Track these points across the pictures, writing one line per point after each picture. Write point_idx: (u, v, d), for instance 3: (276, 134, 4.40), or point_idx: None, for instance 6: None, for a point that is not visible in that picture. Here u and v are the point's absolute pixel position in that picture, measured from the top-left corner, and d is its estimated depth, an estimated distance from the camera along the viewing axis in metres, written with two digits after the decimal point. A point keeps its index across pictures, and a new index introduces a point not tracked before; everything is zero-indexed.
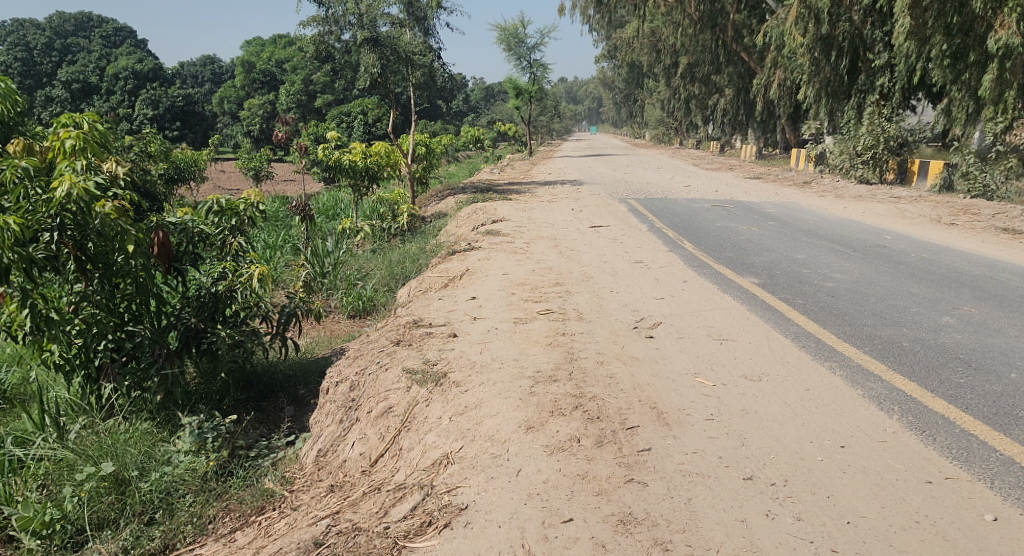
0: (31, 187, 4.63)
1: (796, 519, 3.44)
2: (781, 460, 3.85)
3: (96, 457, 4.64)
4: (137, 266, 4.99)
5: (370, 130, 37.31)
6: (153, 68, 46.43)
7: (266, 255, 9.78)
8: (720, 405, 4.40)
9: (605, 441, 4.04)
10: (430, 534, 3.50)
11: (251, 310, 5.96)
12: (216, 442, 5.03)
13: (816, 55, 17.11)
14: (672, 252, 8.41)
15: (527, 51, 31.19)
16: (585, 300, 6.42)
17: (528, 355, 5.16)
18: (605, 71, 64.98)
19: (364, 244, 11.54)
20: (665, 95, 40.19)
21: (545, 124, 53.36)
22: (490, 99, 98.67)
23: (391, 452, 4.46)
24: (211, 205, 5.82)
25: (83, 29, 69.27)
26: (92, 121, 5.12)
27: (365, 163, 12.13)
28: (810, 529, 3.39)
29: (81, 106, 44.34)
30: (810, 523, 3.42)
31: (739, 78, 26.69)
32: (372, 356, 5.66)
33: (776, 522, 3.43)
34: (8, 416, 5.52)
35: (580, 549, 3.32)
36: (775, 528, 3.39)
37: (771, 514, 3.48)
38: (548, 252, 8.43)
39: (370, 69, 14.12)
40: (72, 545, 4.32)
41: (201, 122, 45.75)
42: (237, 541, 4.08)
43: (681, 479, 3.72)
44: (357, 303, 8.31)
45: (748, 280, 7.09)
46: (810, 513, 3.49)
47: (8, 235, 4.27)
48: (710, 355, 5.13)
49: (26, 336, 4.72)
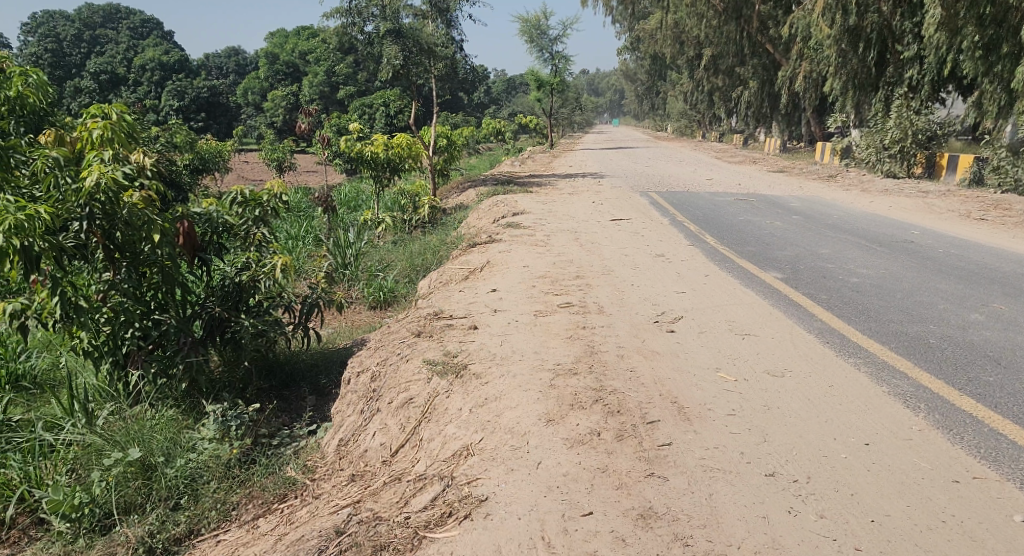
0: (61, 177, 4.74)
1: (819, 517, 3.43)
2: (805, 457, 3.83)
3: (123, 442, 4.72)
4: (162, 255, 5.07)
5: (391, 122, 37.46)
6: (180, 59, 46.94)
7: (288, 246, 9.84)
8: (742, 401, 4.38)
9: (625, 435, 4.04)
10: (450, 525, 3.52)
11: (274, 301, 6.02)
12: (240, 430, 5.09)
13: (843, 47, 16.88)
14: (694, 246, 8.37)
15: (549, 42, 31.05)
16: (606, 293, 6.42)
17: (549, 348, 5.16)
18: (627, 62, 64.62)
19: (385, 235, 11.62)
20: (689, 87, 39.96)
21: (566, 116, 53.27)
22: (511, 90, 98.47)
23: (411, 442, 4.49)
24: (236, 195, 5.89)
25: (111, 21, 69.60)
26: (120, 111, 5.19)
27: (386, 155, 12.16)
28: (833, 527, 3.36)
29: (108, 97, 45.05)
30: (833, 521, 3.40)
31: (763, 70, 26.43)
32: (393, 347, 5.69)
33: (798, 519, 3.41)
34: (38, 401, 5.61)
35: (601, 542, 3.31)
36: (798, 527, 3.37)
37: (793, 511, 3.46)
38: (569, 245, 8.40)
39: (392, 61, 14.10)
40: (100, 529, 4.39)
41: (225, 113, 46.19)
42: (260, 528, 4.15)
43: (702, 474, 3.72)
44: (378, 294, 8.38)
45: (772, 274, 7.03)
46: (833, 510, 3.47)
47: (38, 224, 4.33)
48: (732, 350, 5.10)
49: (57, 323, 4.81)
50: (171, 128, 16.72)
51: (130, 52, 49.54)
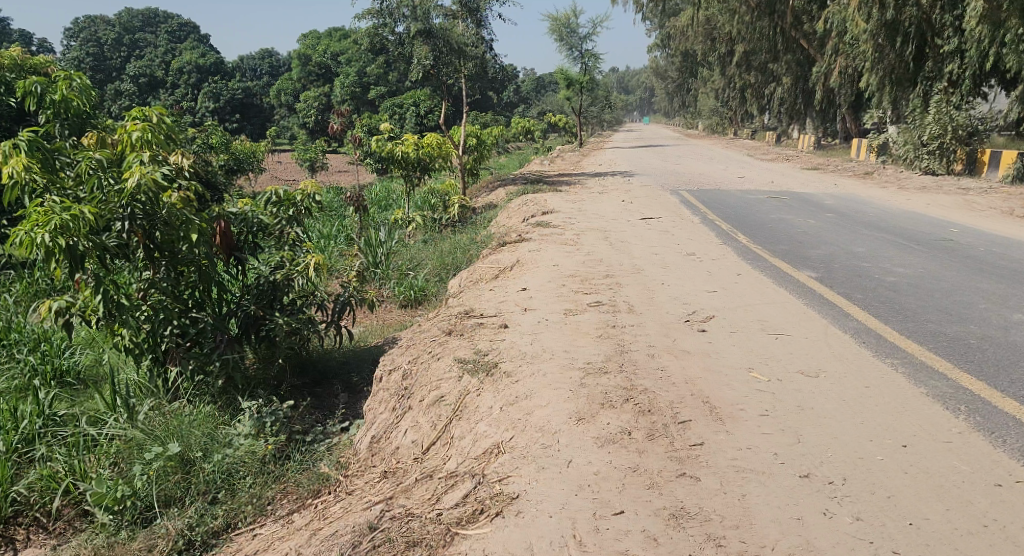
0: (104, 178, 4.87)
1: (855, 519, 3.40)
2: (840, 458, 3.80)
3: (163, 437, 4.84)
4: (200, 255, 5.19)
5: (422, 121, 37.63)
6: (215, 61, 47.65)
7: (320, 245, 9.95)
8: (775, 402, 4.35)
9: (656, 434, 4.05)
10: (482, 522, 3.55)
11: (307, 299, 6.11)
12: (275, 427, 5.18)
13: (880, 41, 16.62)
14: (726, 244, 8.32)
15: (579, 40, 30.97)
16: (635, 292, 6.41)
17: (578, 347, 5.18)
18: (657, 59, 64.11)
19: (415, 235, 11.70)
20: (720, 83, 39.59)
21: (596, 114, 53.08)
22: (541, 89, 98.37)
23: (442, 440, 4.53)
24: (271, 195, 5.99)
25: (150, 25, 70.94)
26: (160, 113, 5.31)
27: (417, 155, 12.22)
28: (869, 529, 3.34)
29: (147, 100, 45.97)
30: (870, 524, 3.38)
31: (797, 66, 26.13)
32: (425, 345, 5.75)
33: (833, 521, 3.39)
34: (81, 396, 5.77)
35: (632, 541, 3.32)
36: (833, 528, 3.35)
37: (828, 512, 3.44)
38: (598, 244, 8.38)
39: (423, 62, 14.21)
40: (141, 521, 4.50)
41: (259, 114, 46.77)
42: (295, 523, 4.22)
43: (734, 475, 3.71)
44: (408, 293, 8.45)
45: (805, 274, 6.96)
46: (869, 513, 3.44)
47: (82, 224, 4.47)
48: (766, 350, 5.07)
49: (100, 321, 4.95)
50: (206, 130, 16.98)
51: (168, 55, 50.48)
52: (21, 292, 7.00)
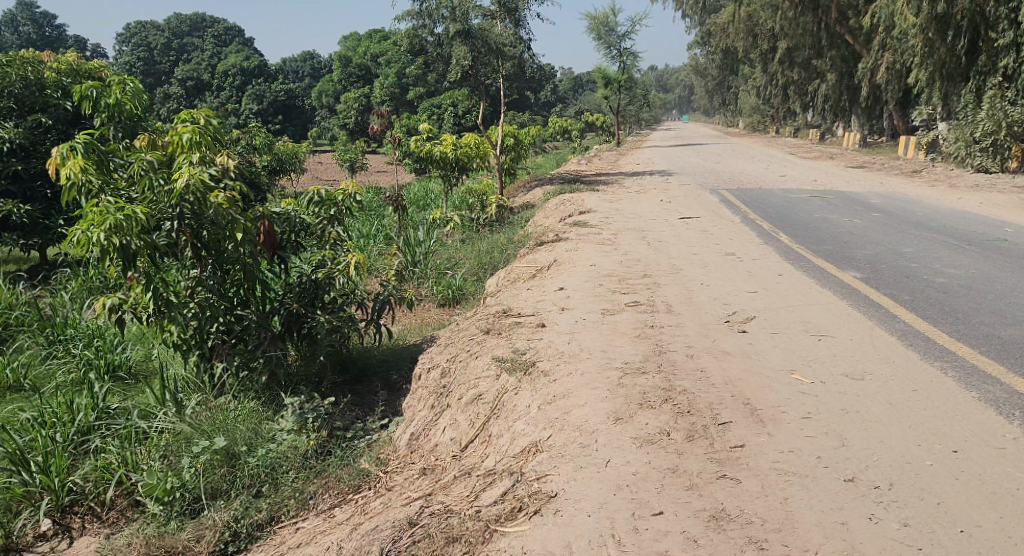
0: (154, 179, 5.03)
1: (902, 525, 3.36)
2: (886, 463, 3.75)
3: (210, 431, 4.98)
4: (244, 253, 5.31)
5: (460, 122, 37.82)
6: (260, 64, 48.51)
7: (359, 245, 10.07)
8: (818, 404, 4.31)
9: (696, 436, 4.03)
10: (520, 519, 3.59)
11: (347, 298, 6.18)
12: (317, 423, 5.28)
13: (930, 35, 16.22)
14: (766, 244, 8.23)
15: (617, 39, 30.81)
16: (674, 292, 6.38)
17: (615, 347, 5.18)
18: (696, 58, 63.61)
19: (453, 234, 11.78)
20: (761, 81, 39.08)
21: (634, 113, 52.78)
22: (579, 88, 98.10)
23: (480, 438, 4.57)
24: (313, 195, 6.11)
25: (197, 29, 72.15)
26: (207, 116, 5.43)
27: (455, 155, 12.29)
28: (917, 536, 3.30)
29: (193, 103, 47.03)
30: (918, 530, 3.33)
31: (842, 62, 25.73)
32: (463, 344, 5.80)
33: (880, 527, 3.35)
34: (132, 390, 5.95)
35: (671, 542, 3.33)
36: (879, 534, 3.32)
37: (874, 518, 3.40)
38: (636, 244, 8.34)
39: (461, 62, 14.32)
40: (189, 513, 4.61)
41: (300, 115, 47.43)
42: (337, 517, 4.29)
43: (776, 478, 3.68)
44: (447, 291, 8.52)
45: (850, 274, 6.86)
46: (917, 518, 3.40)
47: (134, 223, 4.62)
48: (808, 352, 5.01)
49: (150, 317, 5.13)
50: (250, 131, 17.27)
51: (213, 59, 51.57)
52: (76, 288, 7.23)
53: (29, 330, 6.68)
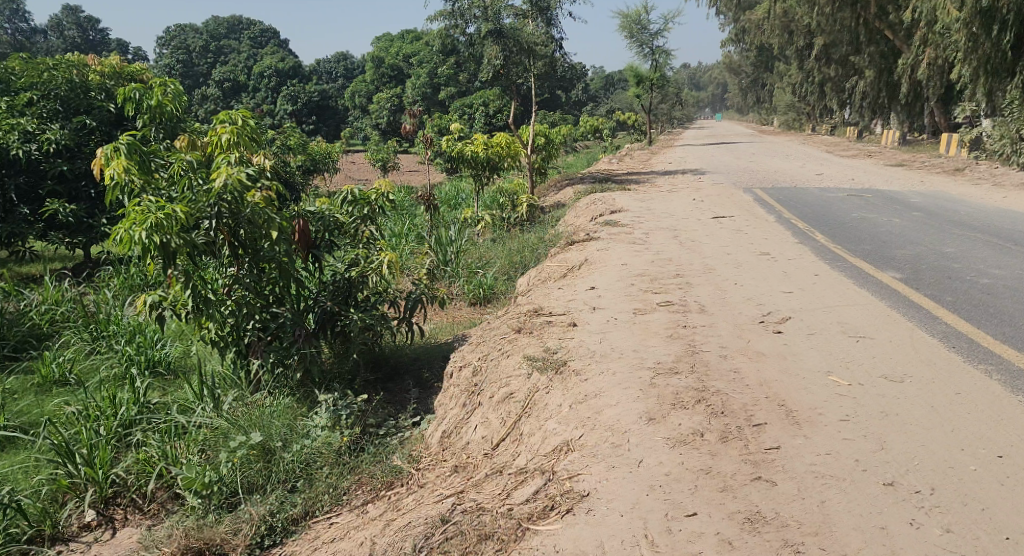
0: (194, 179, 5.13)
1: (945, 531, 3.31)
2: (927, 467, 3.70)
3: (247, 427, 5.08)
4: (281, 251, 5.41)
5: (491, 121, 37.93)
6: (295, 66, 49.08)
7: (392, 243, 10.15)
8: (856, 406, 4.25)
9: (730, 437, 4.00)
10: (553, 518, 3.60)
11: (380, 296, 6.22)
12: (350, 420, 5.33)
13: (974, 30, 15.87)
14: (802, 244, 8.12)
15: (650, 37, 30.63)
16: (707, 292, 6.33)
17: (647, 346, 5.16)
18: (731, 57, 63.04)
19: (484, 233, 11.83)
20: (797, 78, 38.56)
21: (666, 111, 52.42)
22: (610, 87, 97.76)
23: (512, 436, 4.58)
24: (347, 195, 6.16)
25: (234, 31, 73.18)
26: (244, 116, 5.50)
27: (486, 154, 12.32)
28: (960, 542, 3.25)
29: (230, 104, 47.86)
30: (961, 536, 3.29)
31: (881, 57, 25.30)
32: (494, 343, 5.81)
33: (921, 532, 3.31)
34: (172, 386, 6.08)
35: (705, 544, 3.31)
36: (921, 539, 3.28)
37: (915, 523, 3.36)
38: (669, 243, 8.30)
39: (492, 61, 14.39)
40: (227, 506, 4.69)
41: (334, 116, 47.89)
42: (370, 513, 4.34)
43: (813, 481, 3.64)
44: (478, 290, 8.55)
45: (889, 274, 6.75)
46: (960, 524, 3.35)
47: (174, 222, 4.73)
48: (846, 354, 4.94)
49: (189, 314, 5.23)
50: (285, 132, 17.49)
51: (249, 61, 52.36)
52: (119, 286, 7.41)
53: (74, 326, 6.86)
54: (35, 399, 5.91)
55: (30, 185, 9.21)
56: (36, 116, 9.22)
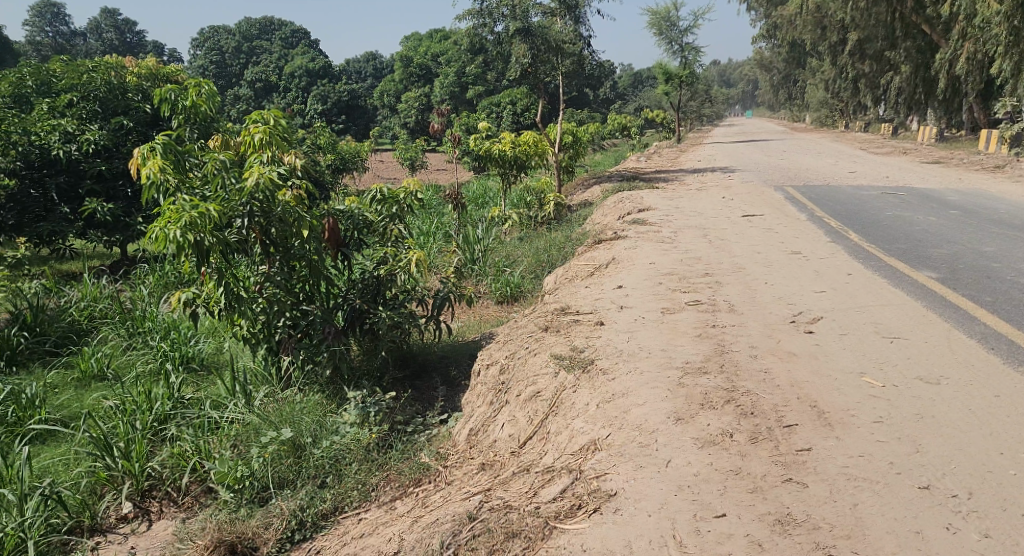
0: (227, 178, 5.21)
1: (983, 536, 3.28)
2: (965, 471, 3.65)
3: (278, 423, 5.15)
4: (310, 250, 5.48)
5: (519, 120, 37.94)
6: (325, 65, 49.46)
7: (419, 242, 10.20)
8: (890, 408, 4.20)
9: (759, 438, 3.97)
10: (580, 517, 3.61)
11: (408, 294, 6.25)
12: (379, 416, 5.37)
13: (1015, 23, 15.54)
14: (835, 243, 8.02)
15: (679, 34, 30.40)
16: (737, 292, 6.27)
17: (675, 346, 5.14)
18: (762, 53, 62.51)
19: (511, 232, 11.86)
20: (831, 74, 38.08)
21: (696, 108, 52.02)
22: (639, 85, 97.23)
23: (539, 435, 4.59)
24: (376, 193, 6.19)
25: (266, 32, 73.95)
26: (276, 116, 5.56)
27: (514, 153, 12.33)
28: (998, 547, 3.22)
29: (261, 104, 48.51)
30: (999, 541, 3.25)
31: (918, 53, 24.82)
32: (521, 341, 5.82)
33: (958, 537, 3.28)
34: (206, 382, 6.18)
35: (734, 545, 3.30)
36: (958, 544, 3.25)
37: (953, 527, 3.33)
38: (698, 241, 8.25)
39: (521, 60, 14.42)
40: (258, 501, 4.76)
41: (363, 115, 48.22)
42: (398, 509, 4.37)
43: (845, 483, 3.61)
44: (505, 289, 8.57)
45: (925, 274, 6.65)
46: (999, 530, 3.31)
47: (207, 220, 4.81)
48: (879, 355, 4.87)
49: (221, 311, 5.31)
50: (315, 131, 17.65)
51: (280, 61, 52.91)
52: (154, 283, 7.55)
53: (111, 322, 7.00)
54: (74, 393, 6.04)
55: (70, 184, 9.39)
56: (76, 117, 9.41)
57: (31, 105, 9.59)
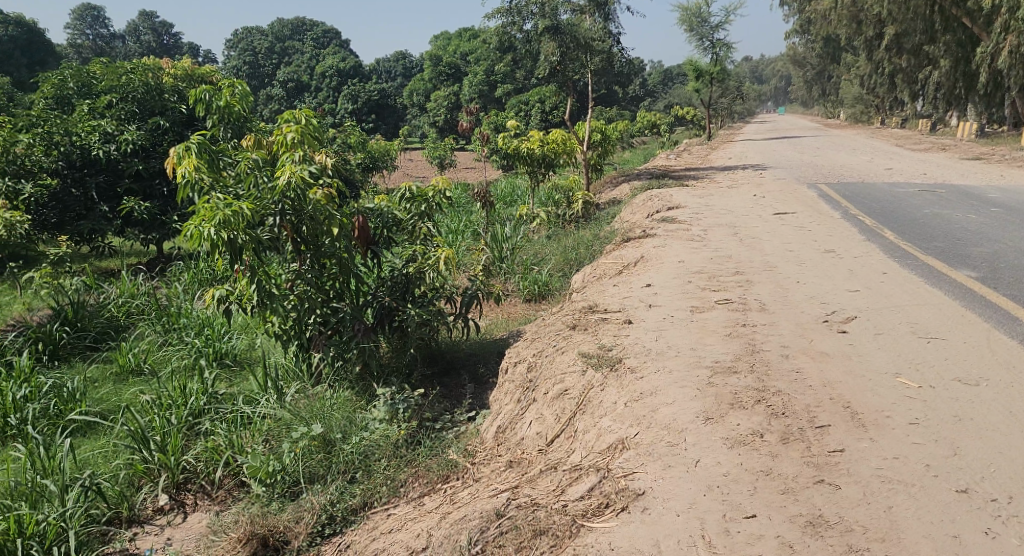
0: (260, 176, 5.29)
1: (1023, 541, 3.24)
2: (1004, 475, 3.59)
3: (308, 418, 5.22)
4: (340, 248, 5.54)
5: (547, 117, 37.91)
6: (355, 65, 49.80)
7: (448, 240, 10.25)
8: (926, 409, 4.14)
9: (791, 438, 3.94)
10: (608, 516, 3.62)
11: (437, 292, 6.29)
12: (407, 413, 5.42)
13: None
14: (870, 241, 7.90)
15: (710, 30, 30.10)
16: (768, 291, 6.21)
17: (705, 345, 5.11)
18: (795, 48, 61.71)
19: (539, 230, 11.87)
20: (867, 69, 37.48)
21: (727, 105, 51.55)
22: (669, 82, 96.27)
23: (566, 433, 4.60)
24: (405, 191, 6.24)
25: (298, 32, 74.72)
26: (308, 115, 5.62)
27: (542, 151, 12.32)
28: None
29: (293, 104, 49.07)
30: None
31: (957, 46, 24.06)
32: (549, 339, 5.83)
33: (997, 542, 3.24)
34: (239, 378, 6.28)
35: (765, 546, 3.28)
36: (997, 549, 3.20)
37: (991, 532, 3.29)
38: (727, 239, 8.19)
39: (549, 58, 14.55)
40: (289, 495, 4.83)
41: (393, 114, 48.52)
42: (426, 505, 4.41)
43: (879, 485, 3.57)
44: (533, 287, 8.59)
45: (964, 273, 6.53)
46: None
47: (240, 219, 4.89)
48: (915, 355, 4.80)
49: (253, 307, 5.39)
50: (345, 130, 17.80)
51: (312, 61, 53.41)
52: (189, 280, 7.69)
53: (148, 318, 7.14)
54: (112, 388, 6.19)
55: (109, 183, 9.59)
56: (115, 118, 9.60)
57: (72, 106, 9.83)
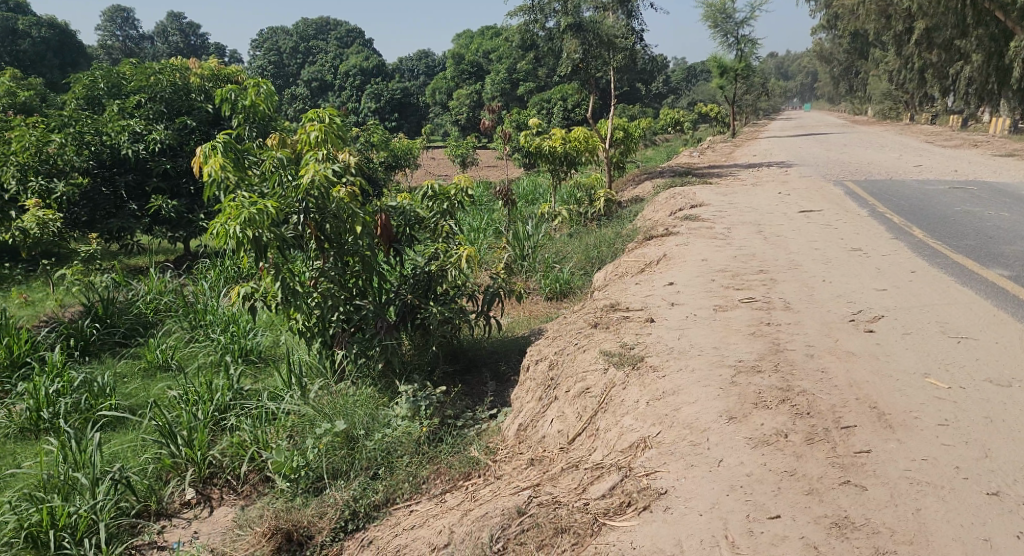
0: (284, 175, 5.35)
1: None
2: None
3: (332, 415, 5.27)
4: (363, 246, 5.58)
5: (569, 115, 37.84)
6: (379, 64, 50.06)
7: (471, 238, 10.27)
8: (956, 410, 4.09)
9: (816, 438, 3.91)
10: (630, 515, 3.62)
11: (459, 290, 6.31)
12: (429, 410, 5.43)
13: None
14: (898, 240, 7.79)
15: (735, 26, 29.87)
16: (793, 289, 6.16)
17: (728, 343, 5.08)
18: (822, 44, 60.97)
19: (561, 228, 11.87)
20: (895, 65, 36.98)
21: (752, 102, 51.10)
22: (694, 79, 95.62)
23: (588, 431, 4.60)
24: (427, 189, 6.25)
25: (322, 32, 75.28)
26: (331, 114, 5.65)
27: (564, 149, 12.30)
28: None
29: (317, 103, 49.41)
30: None
31: (990, 40, 23.62)
32: (570, 337, 5.83)
33: None
34: (263, 374, 6.34)
35: (789, 547, 3.27)
36: None
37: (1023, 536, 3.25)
38: (751, 237, 8.13)
39: (572, 55, 14.37)
40: (313, 490, 4.87)
41: (415, 112, 48.71)
42: (448, 502, 4.44)
43: (906, 487, 3.53)
44: (555, 285, 8.58)
45: (995, 272, 6.43)
46: None
47: (265, 217, 4.94)
48: (944, 355, 4.74)
49: (278, 304, 5.44)
50: (369, 129, 17.90)
51: (336, 60, 53.75)
52: (215, 277, 7.77)
53: (174, 315, 7.23)
54: (140, 383, 6.29)
55: (137, 181, 9.74)
56: (143, 118, 9.74)
57: (102, 107, 10.01)
